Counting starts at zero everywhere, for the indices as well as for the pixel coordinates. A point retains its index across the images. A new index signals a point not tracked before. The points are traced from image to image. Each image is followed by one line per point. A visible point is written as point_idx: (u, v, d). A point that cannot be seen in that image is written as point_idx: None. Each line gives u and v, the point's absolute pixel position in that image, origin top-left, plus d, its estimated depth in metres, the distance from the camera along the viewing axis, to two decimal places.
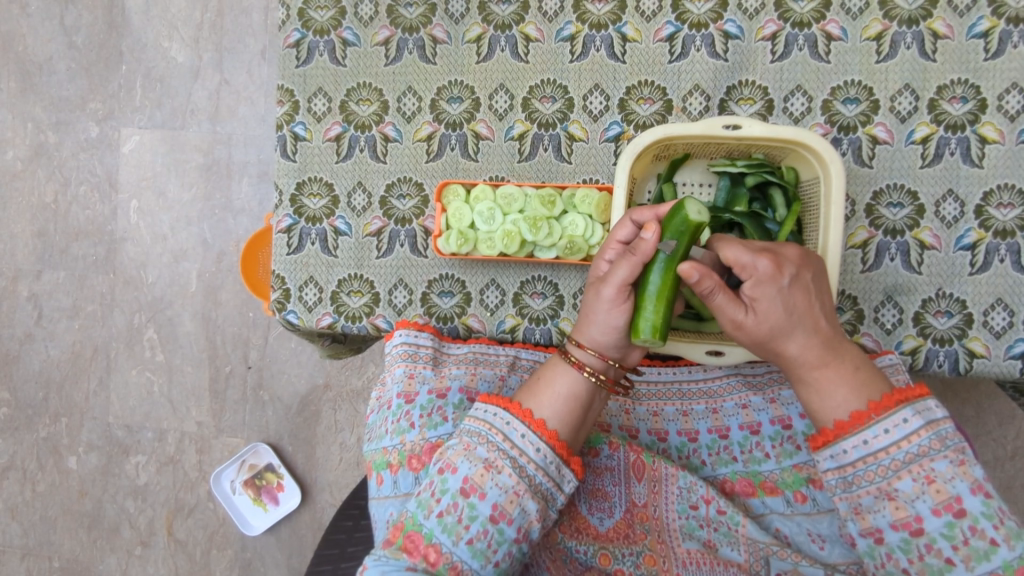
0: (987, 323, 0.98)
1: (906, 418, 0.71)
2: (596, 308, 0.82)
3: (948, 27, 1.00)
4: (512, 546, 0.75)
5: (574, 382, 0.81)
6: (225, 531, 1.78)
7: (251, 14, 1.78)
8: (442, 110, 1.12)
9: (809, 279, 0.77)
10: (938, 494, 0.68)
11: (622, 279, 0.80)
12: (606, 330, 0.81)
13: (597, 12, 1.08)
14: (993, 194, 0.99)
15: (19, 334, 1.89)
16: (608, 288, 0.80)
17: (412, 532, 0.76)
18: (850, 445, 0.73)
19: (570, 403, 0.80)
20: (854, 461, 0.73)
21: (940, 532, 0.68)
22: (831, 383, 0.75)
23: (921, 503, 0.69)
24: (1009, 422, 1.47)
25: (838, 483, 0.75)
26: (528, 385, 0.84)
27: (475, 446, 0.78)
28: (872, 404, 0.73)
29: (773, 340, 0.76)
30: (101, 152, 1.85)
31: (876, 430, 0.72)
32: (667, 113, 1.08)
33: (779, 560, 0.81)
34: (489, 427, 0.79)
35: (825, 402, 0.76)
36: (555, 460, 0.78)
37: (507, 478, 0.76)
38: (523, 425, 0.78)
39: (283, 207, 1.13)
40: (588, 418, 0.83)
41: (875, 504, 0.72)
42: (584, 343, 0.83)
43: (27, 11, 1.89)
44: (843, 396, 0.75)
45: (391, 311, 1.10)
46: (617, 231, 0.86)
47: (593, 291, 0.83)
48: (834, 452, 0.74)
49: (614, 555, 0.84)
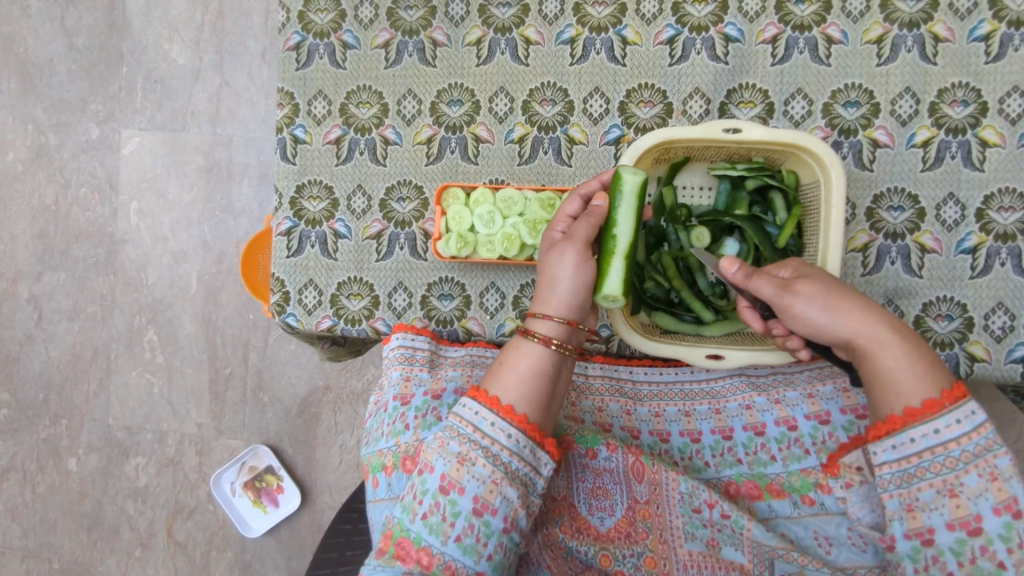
0: (988, 327, 0.98)
1: (975, 411, 0.72)
2: (563, 268, 0.84)
3: (948, 30, 1.00)
4: (502, 537, 0.75)
5: (537, 359, 0.81)
6: (225, 533, 1.78)
7: (251, 16, 1.78)
8: (442, 113, 1.12)
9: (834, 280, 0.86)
10: (999, 493, 0.70)
11: (585, 236, 0.86)
12: (573, 289, 0.84)
13: (596, 15, 1.08)
14: (993, 198, 0.99)
15: (20, 335, 1.88)
16: (574, 245, 0.85)
17: (402, 539, 0.76)
18: (919, 433, 0.72)
19: (535, 381, 0.80)
20: (920, 451, 0.73)
21: (997, 532, 0.70)
22: (901, 345, 0.75)
23: (982, 502, 0.70)
24: (1010, 425, 1.46)
25: (894, 477, 0.74)
26: (491, 370, 0.83)
27: (448, 440, 0.77)
28: (944, 392, 0.73)
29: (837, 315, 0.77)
30: (102, 153, 1.85)
31: (947, 420, 0.72)
32: (667, 117, 1.08)
33: (785, 562, 0.81)
34: (459, 420, 0.78)
35: (899, 364, 0.75)
36: (529, 444, 0.77)
37: (482, 469, 0.75)
38: (492, 413, 0.77)
39: (283, 211, 1.13)
40: (557, 392, 0.83)
41: (934, 501, 0.72)
42: (548, 312, 0.83)
43: (28, 13, 1.89)
44: (913, 356, 0.75)
45: (391, 314, 1.10)
46: (566, 206, 0.92)
47: (556, 251, 0.86)
48: (899, 441, 0.73)
49: (615, 556, 0.85)
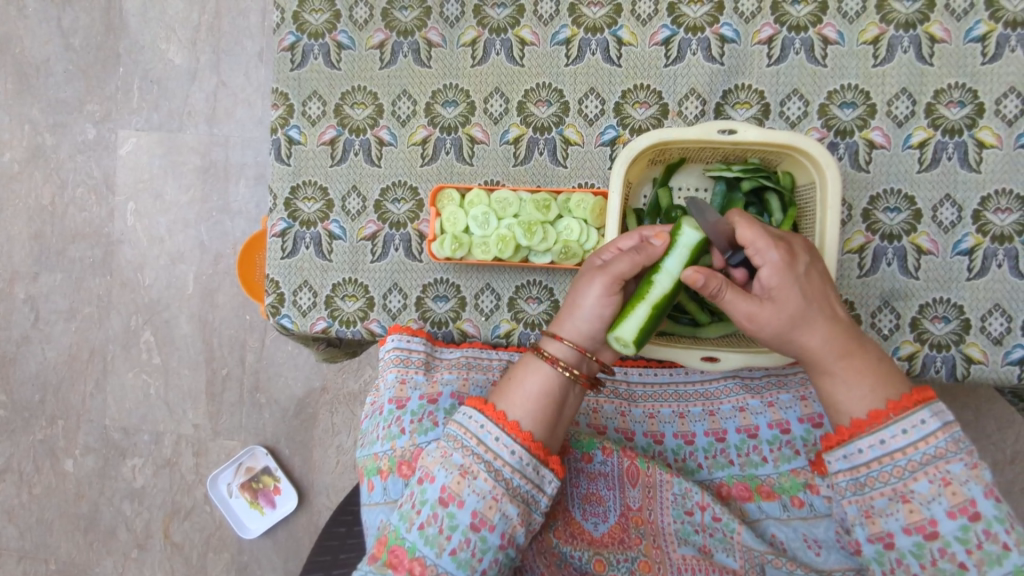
0: (984, 328, 0.97)
1: (924, 419, 0.72)
2: (587, 295, 0.81)
3: (944, 31, 1.00)
4: (498, 553, 0.74)
5: (545, 380, 0.80)
6: (222, 534, 1.77)
7: (248, 16, 1.78)
8: (437, 114, 1.12)
9: (822, 270, 0.80)
10: (953, 497, 0.69)
11: (621, 271, 0.80)
12: (591, 320, 0.81)
13: (592, 16, 1.08)
14: (990, 199, 0.99)
15: (16, 336, 1.88)
16: (604, 276, 0.80)
17: (396, 546, 0.75)
18: (865, 445, 0.74)
19: (543, 401, 0.79)
20: (868, 462, 0.74)
21: (954, 535, 0.69)
22: (856, 371, 0.76)
23: (936, 506, 0.70)
24: (1008, 426, 1.46)
25: (849, 485, 0.76)
26: (499, 385, 0.83)
27: (451, 451, 0.77)
28: (891, 404, 0.74)
29: (795, 333, 0.77)
30: (99, 154, 1.84)
31: (893, 431, 0.72)
32: (662, 118, 1.07)
33: (775, 568, 0.80)
34: (464, 431, 0.77)
35: (849, 392, 0.76)
36: (532, 462, 0.76)
37: (483, 484, 0.74)
38: (497, 428, 0.76)
39: (277, 211, 1.12)
40: (564, 417, 0.82)
41: (888, 507, 0.73)
42: (561, 335, 0.82)
43: (25, 13, 1.88)
44: (867, 385, 0.75)
45: (386, 316, 1.09)
46: (623, 239, 0.85)
47: (587, 278, 0.82)
48: (847, 452, 0.75)
49: (609, 560, 0.83)
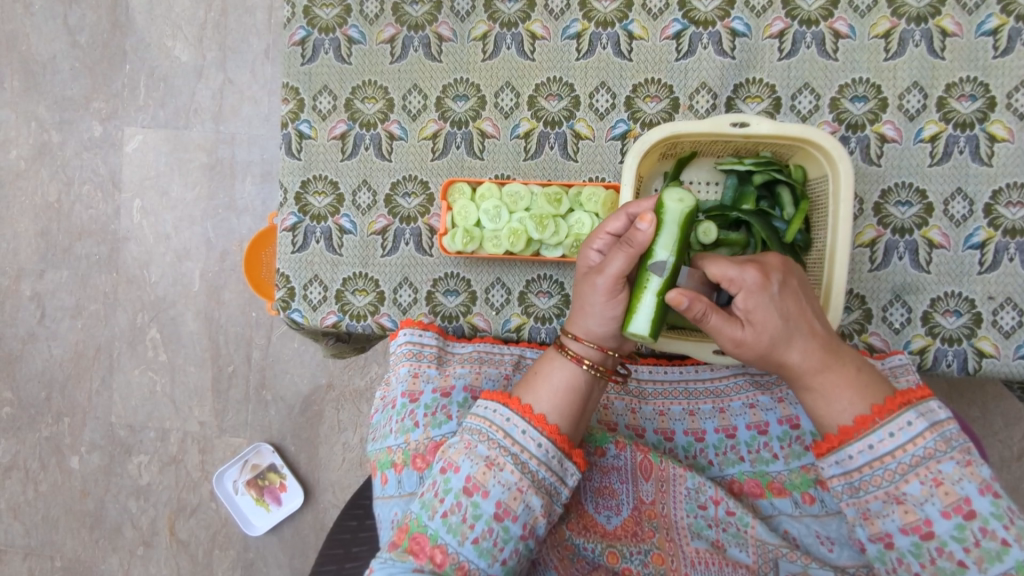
0: (995, 323, 0.97)
1: (910, 421, 0.72)
2: (592, 299, 0.81)
3: (956, 25, 1.00)
4: (518, 543, 0.74)
5: (572, 374, 0.80)
6: (227, 532, 1.77)
7: (255, 13, 1.78)
8: (447, 108, 1.12)
9: (796, 284, 0.78)
10: (947, 496, 0.69)
11: (618, 270, 0.78)
12: (602, 321, 0.81)
13: (603, 10, 1.08)
14: (1001, 193, 0.99)
15: (22, 334, 1.88)
16: (604, 278, 0.79)
17: (417, 534, 0.75)
18: (855, 450, 0.74)
19: (568, 396, 0.79)
20: (860, 466, 0.73)
21: (950, 534, 0.69)
22: (836, 385, 0.76)
23: (930, 506, 0.70)
24: (1016, 422, 1.46)
25: (844, 488, 0.75)
26: (524, 380, 0.83)
27: (476, 443, 0.77)
28: (875, 409, 0.74)
29: (774, 353, 0.77)
30: (104, 151, 1.84)
31: (880, 434, 0.73)
32: (673, 112, 1.07)
33: (788, 562, 0.80)
34: (490, 424, 0.78)
35: (831, 406, 0.76)
36: (557, 454, 0.77)
37: (509, 476, 0.75)
38: (524, 421, 0.77)
39: (288, 206, 1.12)
40: (588, 411, 0.82)
41: (883, 508, 0.72)
42: (579, 335, 0.82)
43: (31, 11, 1.89)
44: (849, 399, 0.75)
45: (396, 310, 1.09)
46: (609, 223, 0.83)
47: (587, 282, 0.81)
48: (839, 458, 0.75)
49: (622, 553, 0.83)
